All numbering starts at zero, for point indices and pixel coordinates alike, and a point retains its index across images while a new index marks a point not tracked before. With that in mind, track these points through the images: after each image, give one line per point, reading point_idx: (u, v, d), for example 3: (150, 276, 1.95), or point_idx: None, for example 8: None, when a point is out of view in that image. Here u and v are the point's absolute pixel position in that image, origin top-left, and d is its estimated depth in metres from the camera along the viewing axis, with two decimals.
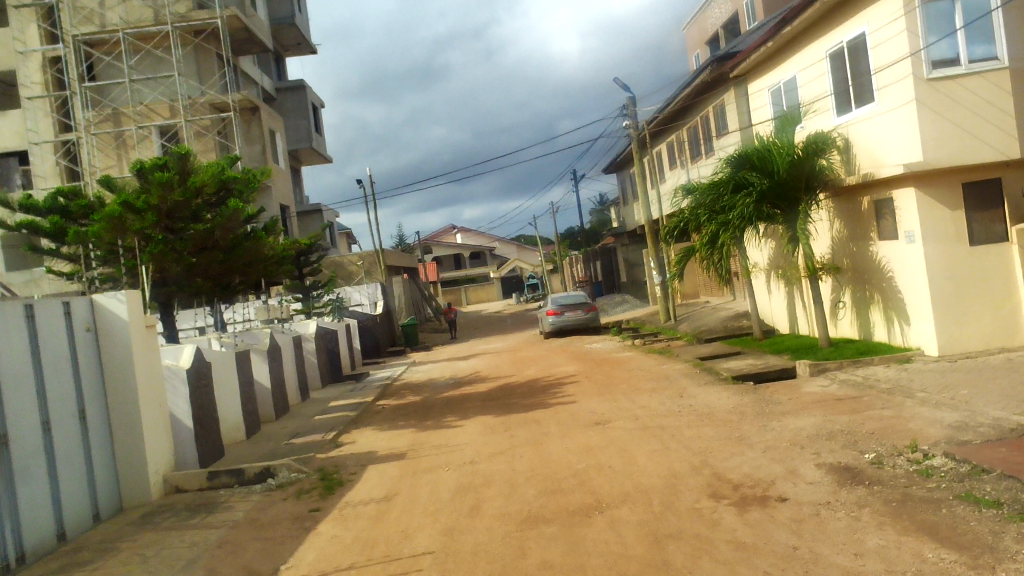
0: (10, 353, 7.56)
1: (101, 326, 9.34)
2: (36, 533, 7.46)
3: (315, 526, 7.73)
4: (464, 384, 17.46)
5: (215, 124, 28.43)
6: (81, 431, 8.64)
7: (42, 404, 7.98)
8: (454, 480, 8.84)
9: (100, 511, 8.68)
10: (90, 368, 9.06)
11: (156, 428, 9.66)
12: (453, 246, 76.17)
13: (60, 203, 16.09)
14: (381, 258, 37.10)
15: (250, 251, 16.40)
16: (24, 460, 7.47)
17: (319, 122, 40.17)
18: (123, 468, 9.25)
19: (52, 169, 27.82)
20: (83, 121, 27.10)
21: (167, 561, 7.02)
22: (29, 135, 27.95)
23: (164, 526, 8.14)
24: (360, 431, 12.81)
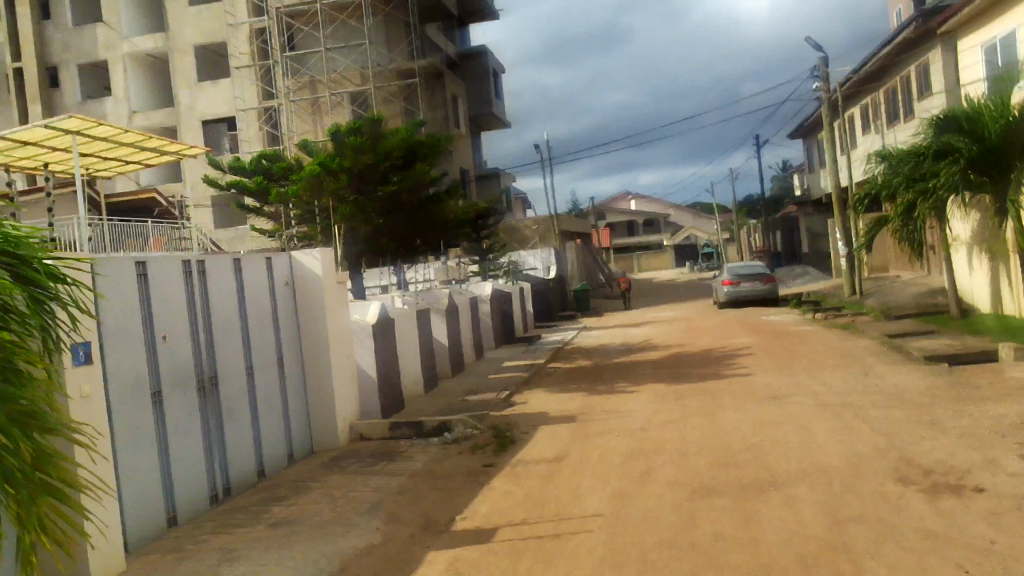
0: (221, 302, 8.30)
1: (299, 281, 10.02)
2: (241, 467, 8.21)
3: (489, 480, 8.01)
4: (635, 350, 17.40)
5: (402, 90, 29.58)
6: (280, 378, 9.36)
7: (247, 350, 8.70)
8: (624, 446, 8.87)
9: (294, 452, 9.41)
10: (289, 320, 9.76)
11: (345, 378, 10.30)
12: (627, 213, 75.59)
13: (264, 165, 17.35)
14: (555, 223, 37.41)
15: (433, 212, 17.08)
16: (232, 401, 8.22)
17: (499, 87, 40.76)
18: (316, 414, 9.94)
19: (256, 133, 29.96)
20: (285, 89, 28.86)
21: (352, 502, 7.51)
22: (236, 102, 30.12)
23: (351, 470, 8.70)
24: (532, 392, 13.07)
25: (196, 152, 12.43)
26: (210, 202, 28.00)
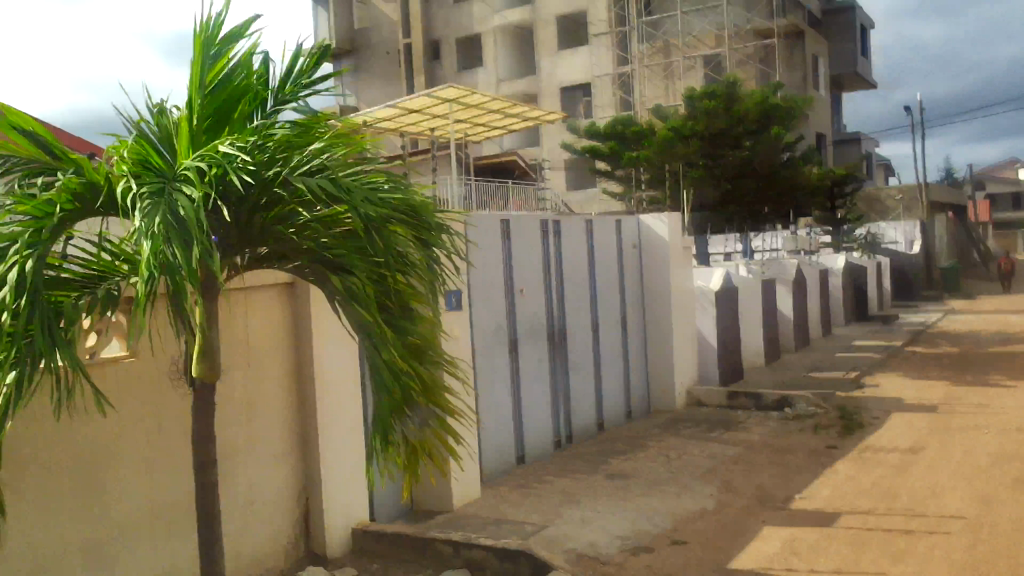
0: (572, 260, 8.75)
1: (646, 243, 10.19)
2: (582, 418, 8.68)
3: (831, 463, 7.61)
4: (1015, 340, 15.32)
5: (759, 52, 28.54)
6: (623, 337, 9.67)
7: (594, 307, 9.09)
8: (995, 445, 7.90)
9: (632, 409, 9.71)
10: (634, 281, 10.01)
11: (685, 342, 10.36)
12: (1013, 183, 66.20)
13: (619, 129, 18.13)
14: (924, 193, 33.94)
15: (790, 177, 18.18)
16: (578, 355, 8.69)
17: (867, 44, 37.60)
18: (655, 375, 10.15)
19: (608, 100, 30.17)
20: (638, 54, 29.40)
21: (687, 466, 7.59)
22: (593, 69, 30.66)
23: (686, 434, 8.77)
24: (886, 376, 12.11)
25: (555, 119, 13.14)
26: (564, 165, 29.40)
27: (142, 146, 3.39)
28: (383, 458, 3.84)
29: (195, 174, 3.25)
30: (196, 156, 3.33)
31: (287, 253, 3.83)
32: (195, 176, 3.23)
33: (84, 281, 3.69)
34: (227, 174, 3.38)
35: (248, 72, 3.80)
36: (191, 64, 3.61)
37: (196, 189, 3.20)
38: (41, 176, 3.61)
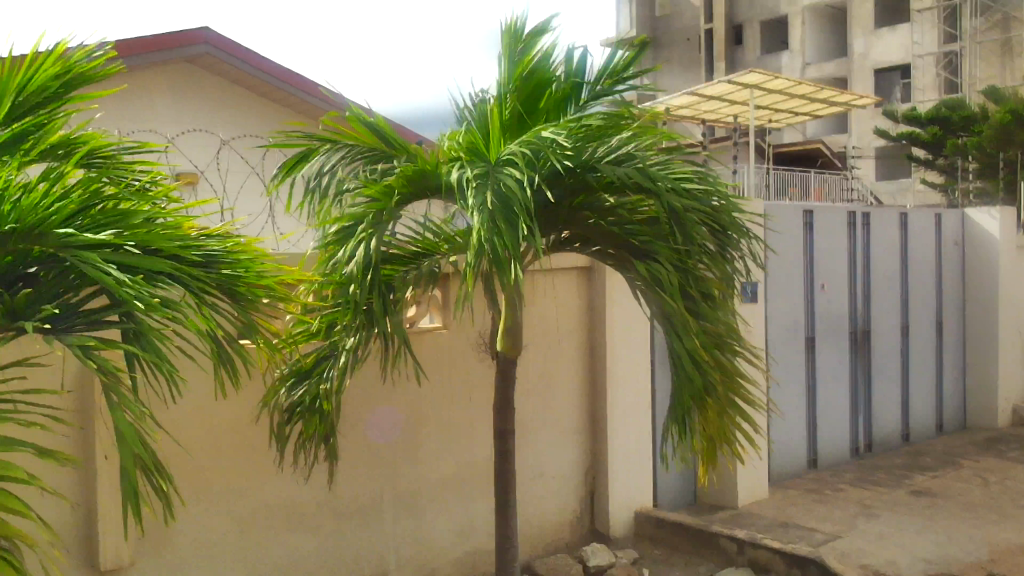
0: (882, 256, 8.12)
1: (970, 240, 9.19)
2: (885, 427, 8.08)
3: None
4: None
5: None
6: (938, 342, 8.82)
7: (905, 309, 8.38)
8: None
9: (944, 423, 8.85)
10: (954, 281, 9.08)
11: (1013, 352, 9.22)
12: None
13: (943, 114, 17.39)
14: None
15: None
16: (883, 358, 8.08)
17: None
18: (974, 387, 9.16)
19: (930, 82, 27.28)
20: (970, 29, 26.04)
21: (1009, 491, 6.76)
22: (914, 48, 27.65)
23: (1010, 456, 7.81)
24: None
25: (867, 103, 12.22)
26: (874, 153, 27.21)
27: (473, 137, 3.70)
28: (678, 442, 3.89)
29: (519, 159, 3.47)
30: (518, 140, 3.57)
31: (591, 237, 3.96)
32: (520, 160, 3.46)
33: (410, 257, 4.09)
34: (544, 159, 3.60)
35: (564, 67, 3.94)
36: (504, 61, 3.89)
37: (521, 171, 3.44)
38: (380, 163, 4.04)
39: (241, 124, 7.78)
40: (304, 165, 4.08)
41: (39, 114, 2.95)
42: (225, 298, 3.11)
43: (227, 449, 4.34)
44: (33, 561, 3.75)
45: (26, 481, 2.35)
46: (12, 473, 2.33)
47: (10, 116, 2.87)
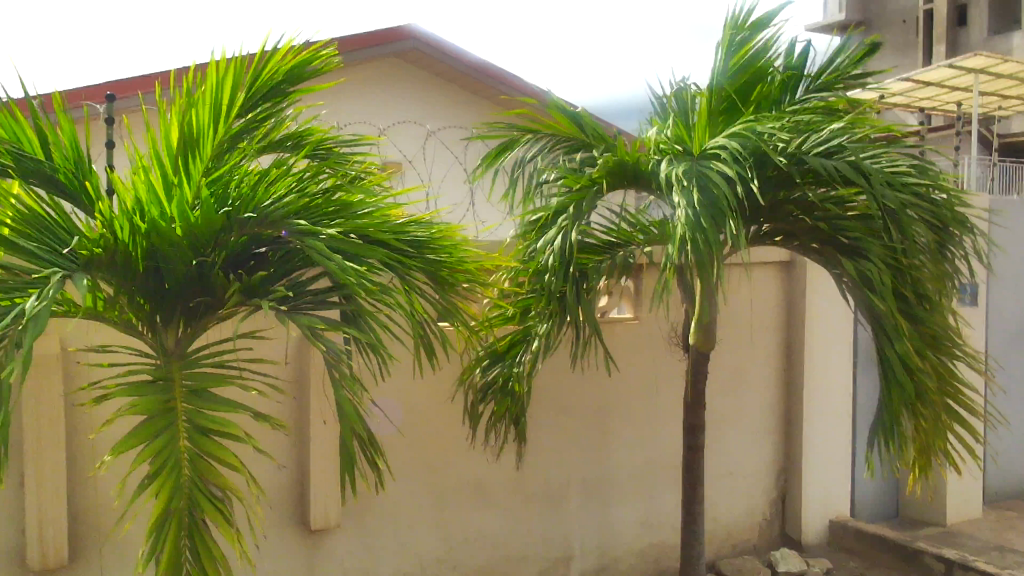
0: None
1: None
2: None
3: None
4: None
5: None
6: None
7: None
8: None
9: None
10: None
11: None
12: None
13: None
14: None
15: None
16: None
17: None
18: None
19: None
20: None
21: None
22: None
23: None
24: None
25: None
26: None
27: (683, 128, 3.63)
28: (886, 451, 3.67)
29: (731, 153, 3.37)
30: (729, 130, 3.48)
31: (793, 232, 3.82)
32: (731, 155, 3.36)
33: (605, 247, 4.12)
34: (759, 151, 3.48)
35: (784, 59, 3.84)
36: (720, 49, 3.76)
37: (732, 164, 3.34)
38: (579, 153, 4.11)
39: (446, 115, 8.02)
40: (505, 155, 4.19)
41: (265, 107, 3.22)
42: (431, 284, 3.27)
43: (427, 425, 4.56)
44: (241, 514, 4.10)
45: (241, 439, 2.61)
46: (228, 430, 2.60)
47: (244, 109, 3.12)
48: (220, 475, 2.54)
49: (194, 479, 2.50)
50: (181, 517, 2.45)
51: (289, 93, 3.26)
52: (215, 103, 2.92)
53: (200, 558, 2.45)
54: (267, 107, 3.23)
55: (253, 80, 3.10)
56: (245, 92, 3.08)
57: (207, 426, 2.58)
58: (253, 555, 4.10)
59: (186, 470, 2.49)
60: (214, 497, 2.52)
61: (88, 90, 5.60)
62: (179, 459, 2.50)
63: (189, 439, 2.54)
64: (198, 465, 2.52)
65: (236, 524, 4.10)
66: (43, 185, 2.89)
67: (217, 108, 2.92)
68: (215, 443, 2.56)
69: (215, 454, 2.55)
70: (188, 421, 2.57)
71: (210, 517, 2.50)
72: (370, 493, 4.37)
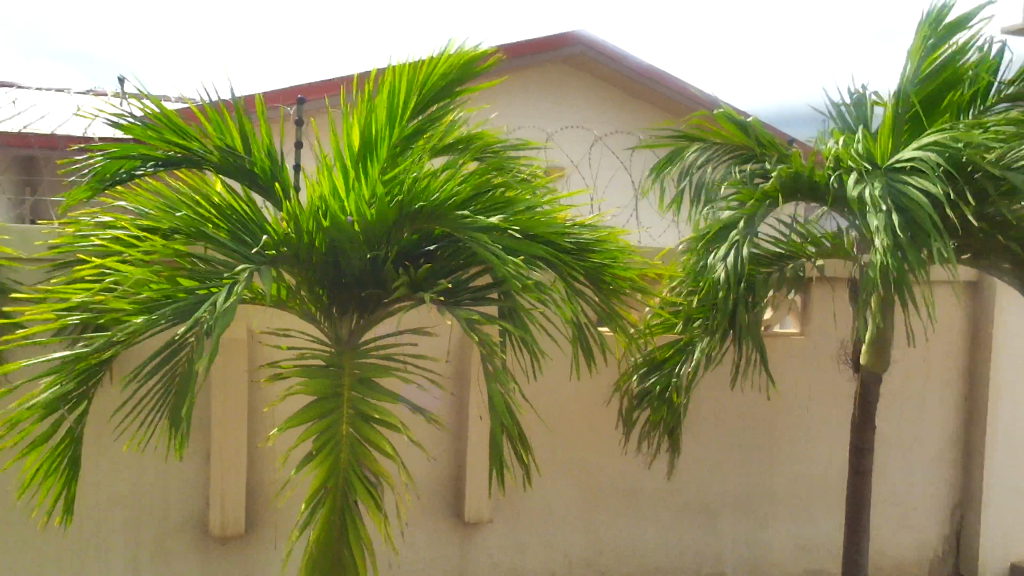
0: None
1: None
2: None
3: None
4: None
5: None
6: None
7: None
8: None
9: None
10: None
11: None
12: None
13: None
14: None
15: None
16: None
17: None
18: None
19: None
20: None
21: None
22: None
23: None
24: None
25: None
26: None
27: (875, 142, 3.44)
28: None
29: (929, 166, 3.15)
30: (926, 141, 3.25)
31: (986, 251, 3.58)
32: (931, 170, 3.14)
33: (773, 260, 4.02)
34: (962, 160, 3.26)
35: (980, 55, 3.54)
36: (909, 59, 3.56)
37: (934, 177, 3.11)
38: (750, 163, 3.99)
39: (612, 120, 8.02)
40: (671, 166, 4.18)
41: (436, 109, 3.35)
42: (592, 285, 3.27)
43: (582, 428, 4.59)
44: (390, 501, 4.29)
45: (397, 429, 2.71)
46: (388, 419, 2.71)
47: (419, 109, 3.25)
48: (374, 460, 2.66)
49: (352, 463, 2.63)
50: (335, 494, 2.58)
51: (458, 92, 3.38)
52: (391, 103, 3.06)
53: (350, 538, 2.57)
54: (440, 105, 3.36)
55: (428, 80, 3.22)
56: (419, 92, 3.22)
57: (369, 414, 2.70)
58: (398, 543, 4.26)
59: (346, 453, 2.63)
60: (368, 482, 2.64)
61: (282, 93, 5.99)
62: (340, 441, 2.64)
63: (352, 425, 2.68)
64: (358, 449, 2.65)
65: (384, 509, 4.29)
66: (240, 180, 3.14)
67: (393, 109, 3.07)
68: (375, 431, 2.68)
69: (374, 442, 2.67)
70: (353, 408, 2.71)
71: (362, 499, 2.61)
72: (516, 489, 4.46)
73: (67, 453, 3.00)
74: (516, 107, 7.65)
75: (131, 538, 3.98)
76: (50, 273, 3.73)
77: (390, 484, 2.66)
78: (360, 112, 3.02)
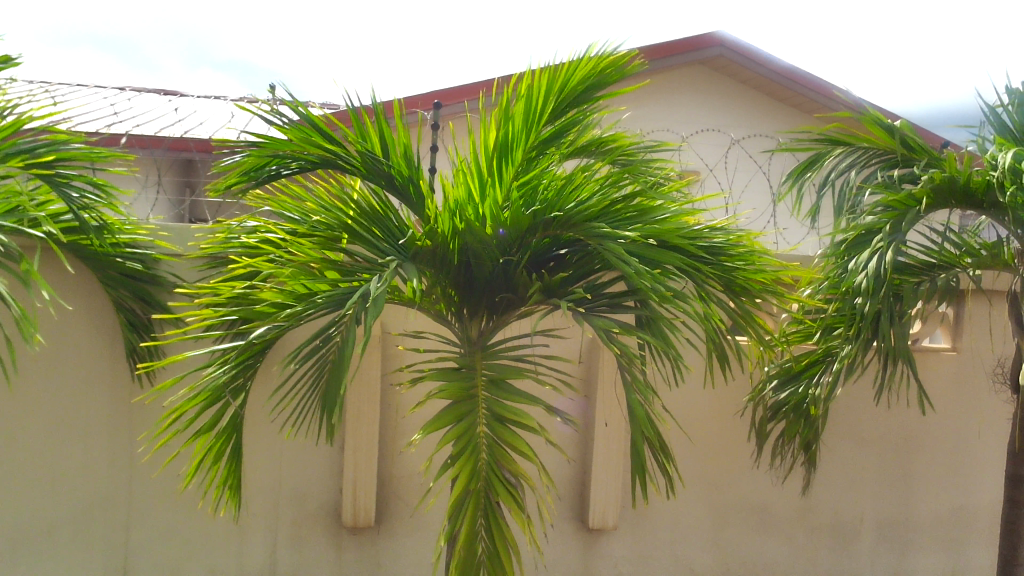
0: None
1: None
2: None
3: None
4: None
5: None
6: None
7: None
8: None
9: None
10: None
11: None
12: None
13: None
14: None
15: None
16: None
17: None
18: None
19: None
20: None
21: None
22: None
23: None
24: None
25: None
26: None
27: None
28: None
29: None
30: None
31: None
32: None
33: (923, 269, 3.77)
34: None
35: None
36: None
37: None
38: (897, 168, 3.78)
39: (752, 122, 7.77)
40: (814, 169, 3.98)
41: (570, 111, 3.28)
42: (725, 292, 3.21)
43: (714, 440, 4.47)
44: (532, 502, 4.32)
45: (534, 430, 2.71)
46: (522, 419, 2.72)
47: (554, 115, 3.22)
48: (513, 461, 2.65)
49: (491, 464, 2.64)
50: (478, 496, 2.58)
51: (595, 96, 3.31)
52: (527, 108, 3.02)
53: (495, 539, 2.57)
54: (575, 110, 3.31)
55: (565, 85, 3.18)
56: (556, 97, 3.18)
57: (504, 414, 2.72)
58: (542, 542, 4.29)
59: (484, 454, 2.65)
60: (507, 483, 2.63)
61: (419, 98, 6.16)
62: (478, 443, 2.66)
63: (488, 425, 2.70)
64: (495, 451, 2.66)
65: (527, 510, 4.34)
66: (379, 183, 3.23)
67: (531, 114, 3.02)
68: (510, 432, 2.69)
69: (511, 443, 2.67)
70: (488, 408, 2.74)
71: (504, 501, 2.60)
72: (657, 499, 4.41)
73: (229, 447, 3.17)
74: (651, 109, 7.53)
75: (271, 522, 4.17)
76: (204, 269, 3.98)
77: (530, 485, 2.63)
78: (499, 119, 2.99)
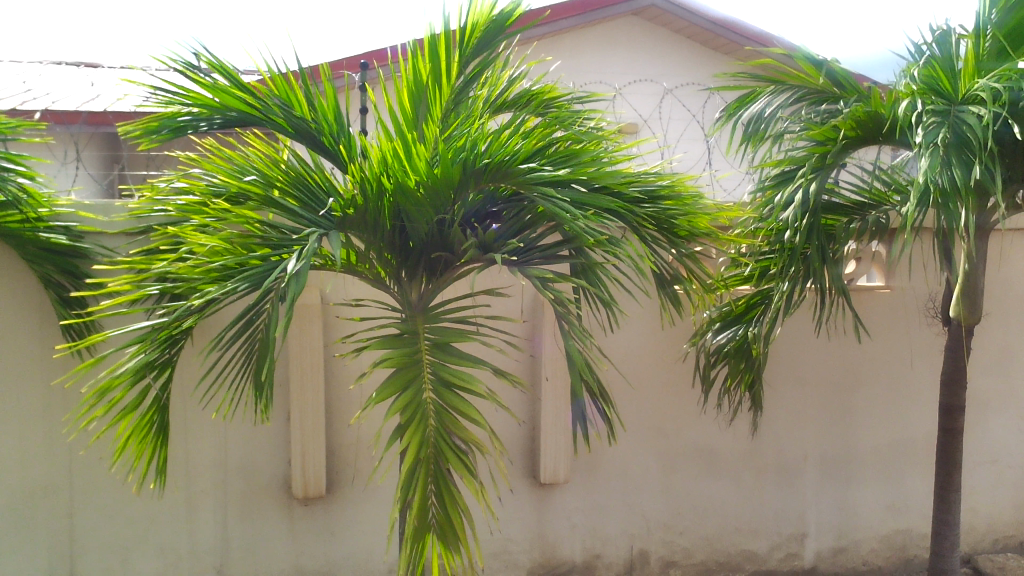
0: None
1: None
2: None
3: None
4: None
5: None
6: None
7: None
8: None
9: None
10: None
11: None
12: None
13: None
14: None
15: None
16: None
17: None
18: None
19: None
20: None
21: None
22: None
23: None
24: None
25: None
26: None
27: (934, 67, 3.26)
28: None
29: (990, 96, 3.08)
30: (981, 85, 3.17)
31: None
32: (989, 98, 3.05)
33: (855, 209, 3.84)
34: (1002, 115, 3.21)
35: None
36: None
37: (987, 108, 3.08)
38: (824, 104, 3.81)
39: (687, 72, 7.79)
40: (748, 108, 3.98)
41: (478, 61, 3.26)
42: (663, 234, 3.23)
43: (662, 386, 4.53)
44: (485, 469, 4.38)
45: (481, 395, 2.67)
46: (467, 384, 2.69)
47: (462, 66, 3.20)
48: (464, 427, 2.61)
49: (441, 430, 2.58)
50: (428, 464, 2.53)
51: (501, 39, 3.28)
52: (434, 68, 3.02)
53: (445, 503, 2.50)
54: (481, 60, 3.28)
55: (467, 35, 3.14)
56: (460, 48, 3.17)
57: (450, 380, 2.69)
58: (496, 509, 4.33)
59: (433, 419, 2.60)
60: (457, 449, 2.59)
61: (346, 60, 6.01)
62: (426, 411, 2.61)
63: (435, 391, 2.65)
64: (444, 417, 2.61)
65: (480, 478, 4.37)
66: (307, 143, 3.17)
67: (438, 69, 3.03)
68: (458, 398, 2.65)
69: (459, 409, 2.64)
70: (434, 374, 2.70)
71: (454, 467, 2.56)
72: (600, 446, 4.45)
73: (155, 420, 3.09)
74: (583, 62, 7.48)
75: (219, 497, 4.10)
76: (131, 240, 3.84)
77: (481, 451, 2.59)
78: (407, 73, 2.99)
